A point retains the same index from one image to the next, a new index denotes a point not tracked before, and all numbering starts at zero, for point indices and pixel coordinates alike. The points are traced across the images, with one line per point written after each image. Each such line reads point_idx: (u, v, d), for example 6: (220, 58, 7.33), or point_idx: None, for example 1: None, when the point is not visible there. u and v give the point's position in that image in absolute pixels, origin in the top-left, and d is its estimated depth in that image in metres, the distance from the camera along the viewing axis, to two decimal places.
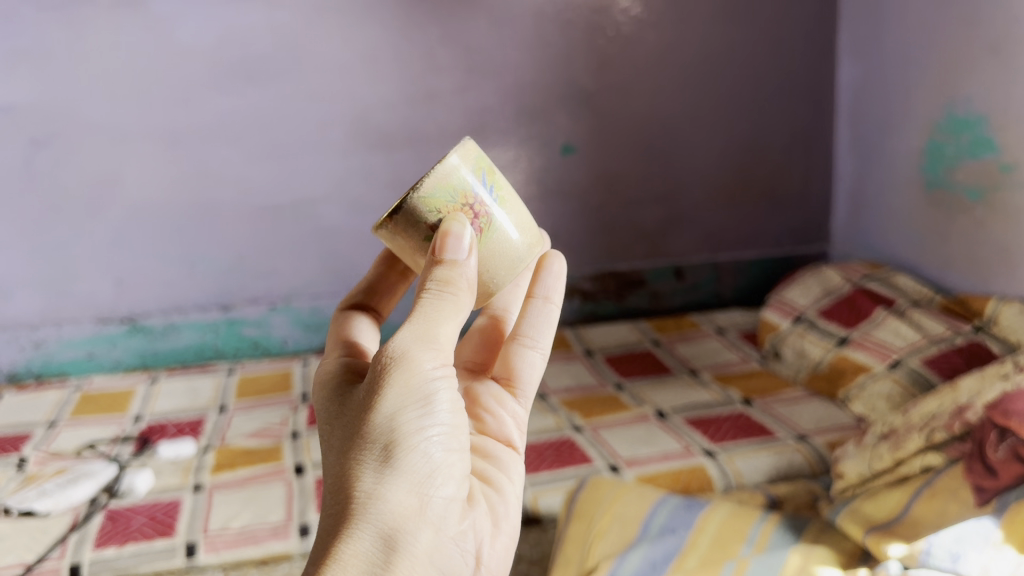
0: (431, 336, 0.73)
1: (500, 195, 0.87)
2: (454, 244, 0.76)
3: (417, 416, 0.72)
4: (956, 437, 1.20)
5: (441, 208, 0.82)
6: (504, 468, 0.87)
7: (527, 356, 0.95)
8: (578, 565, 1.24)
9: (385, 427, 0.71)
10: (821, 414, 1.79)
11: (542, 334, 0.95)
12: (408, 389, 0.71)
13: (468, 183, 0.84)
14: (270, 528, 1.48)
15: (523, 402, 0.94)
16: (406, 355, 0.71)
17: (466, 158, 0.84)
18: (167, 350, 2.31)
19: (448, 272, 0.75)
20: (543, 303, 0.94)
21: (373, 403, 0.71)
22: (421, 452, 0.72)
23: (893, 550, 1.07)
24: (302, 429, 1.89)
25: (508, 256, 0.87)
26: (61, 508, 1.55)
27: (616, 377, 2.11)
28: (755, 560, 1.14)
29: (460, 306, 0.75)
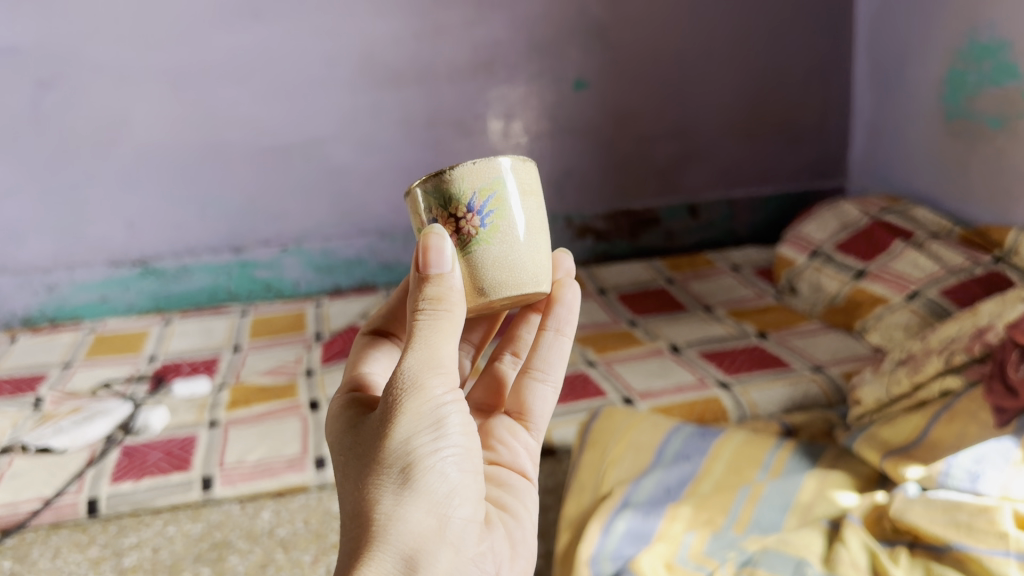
0: (436, 361, 0.63)
1: (493, 224, 0.75)
2: (437, 257, 0.64)
3: (431, 444, 0.62)
4: (975, 359, 1.17)
5: (434, 209, 0.75)
6: (519, 496, 0.77)
7: (539, 391, 0.83)
8: (593, 490, 1.23)
9: (399, 451, 0.62)
10: (837, 346, 1.77)
11: (553, 367, 0.83)
12: (417, 413, 0.62)
13: (468, 197, 0.74)
14: (286, 461, 1.49)
15: (534, 433, 0.83)
16: (418, 385, 0.62)
17: (481, 175, 0.74)
18: (179, 292, 2.31)
19: (440, 289, 0.64)
20: (555, 335, 0.83)
21: (385, 430, 0.63)
22: (438, 475, 0.63)
23: (910, 473, 1.06)
24: (316, 367, 1.89)
25: (473, 281, 0.76)
26: (78, 446, 1.55)
27: (629, 314, 2.10)
28: (771, 484, 1.15)
29: (456, 322, 0.64)
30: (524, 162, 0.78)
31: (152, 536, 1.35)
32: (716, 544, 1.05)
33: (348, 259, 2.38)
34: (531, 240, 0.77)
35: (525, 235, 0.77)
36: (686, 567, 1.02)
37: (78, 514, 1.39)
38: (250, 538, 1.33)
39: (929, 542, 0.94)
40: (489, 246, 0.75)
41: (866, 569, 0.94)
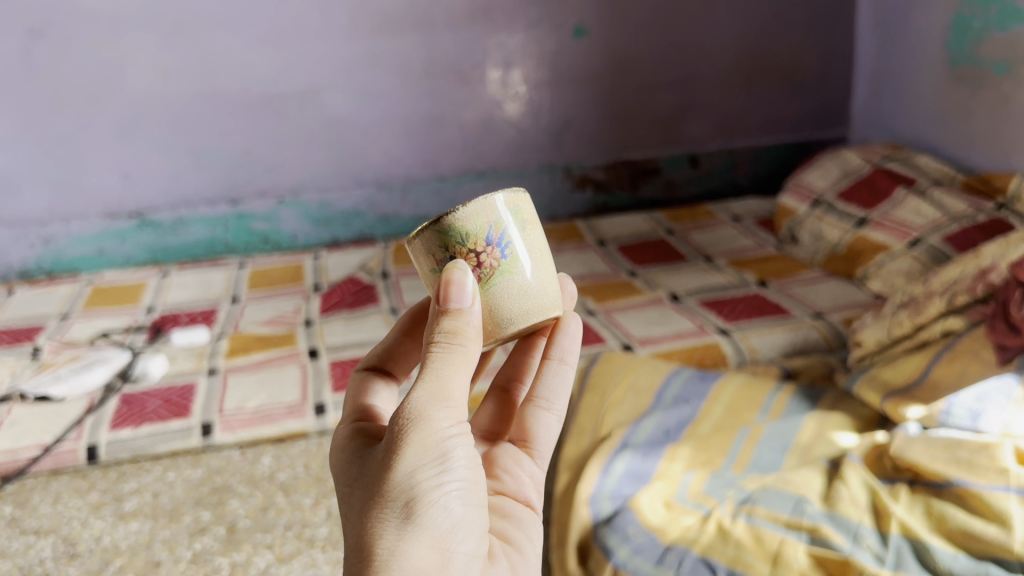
0: (444, 394, 0.61)
1: (513, 256, 0.73)
2: (457, 292, 0.64)
3: (434, 479, 0.60)
4: (978, 300, 1.15)
5: (451, 247, 0.71)
6: (523, 527, 0.74)
7: (543, 418, 0.81)
8: (593, 432, 1.23)
9: (402, 484, 0.60)
10: (838, 293, 1.76)
11: (557, 396, 0.82)
12: (422, 445, 0.60)
13: (486, 230, 0.71)
14: (286, 407, 1.49)
15: (538, 462, 0.81)
16: (425, 417, 0.60)
17: (498, 209, 0.72)
18: (176, 244, 2.31)
19: (455, 322, 0.63)
20: (559, 364, 0.81)
21: (390, 461, 0.60)
22: (441, 510, 0.60)
23: (911, 413, 1.06)
24: (315, 318, 1.88)
25: (501, 312, 0.73)
26: (77, 394, 1.55)
27: (629, 264, 2.09)
28: (770, 425, 1.15)
29: (469, 358, 0.63)
30: (522, 193, 0.76)
31: (152, 481, 1.35)
32: (714, 484, 1.06)
33: (346, 211, 2.37)
34: (545, 264, 0.76)
35: (540, 261, 0.76)
36: (685, 505, 1.04)
37: (78, 461, 1.40)
38: (250, 483, 1.33)
39: (929, 479, 0.94)
40: (512, 277, 0.73)
41: (865, 505, 0.94)
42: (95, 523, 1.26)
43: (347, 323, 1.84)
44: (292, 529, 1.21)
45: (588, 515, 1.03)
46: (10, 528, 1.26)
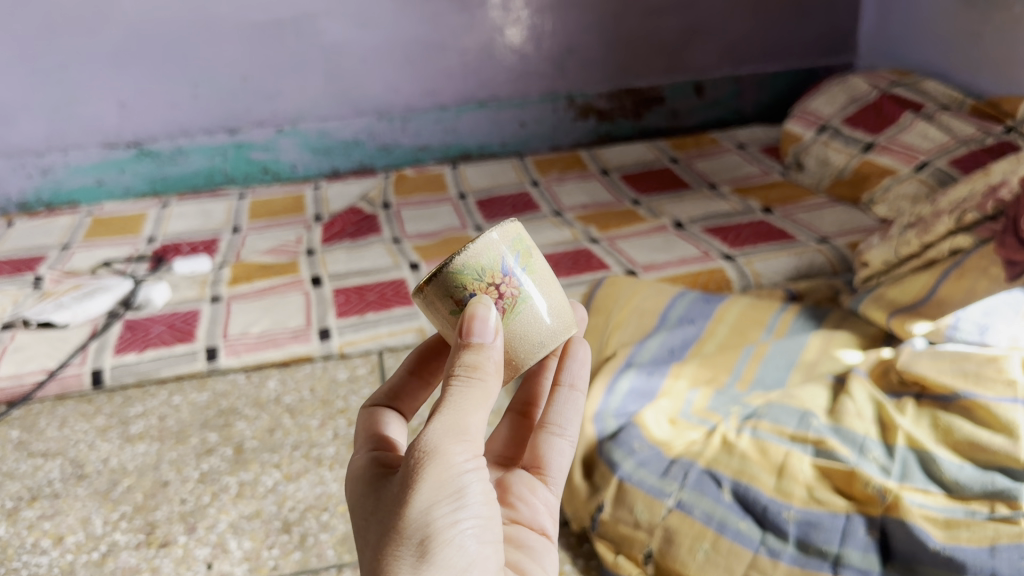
0: (461, 428, 0.56)
1: (530, 280, 0.68)
2: (480, 327, 0.60)
3: (448, 518, 0.54)
4: (988, 217, 1.13)
5: (470, 286, 0.65)
6: (537, 559, 0.66)
7: (556, 444, 0.74)
8: (597, 352, 1.23)
9: (416, 522, 0.54)
10: (844, 218, 1.75)
11: (570, 422, 0.75)
12: (437, 481, 0.54)
13: (501, 261, 0.66)
14: (290, 332, 1.49)
15: (552, 490, 0.72)
16: (441, 452, 0.55)
17: (506, 238, 0.66)
18: (176, 174, 2.29)
19: (475, 356, 0.59)
20: (570, 391, 0.75)
21: (402, 498, 0.54)
22: (456, 550, 0.55)
23: (917, 329, 1.07)
24: (317, 247, 1.87)
25: (531, 337, 0.68)
26: (80, 321, 1.55)
27: (632, 193, 2.07)
28: (775, 344, 1.15)
29: (488, 394, 0.59)
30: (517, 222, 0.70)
31: (158, 405, 1.36)
32: (718, 401, 1.07)
33: (346, 140, 2.35)
34: (555, 282, 0.71)
35: (550, 279, 0.71)
36: (689, 421, 1.04)
37: (84, 386, 1.40)
38: (257, 405, 1.34)
39: (936, 393, 0.94)
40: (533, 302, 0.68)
41: (871, 418, 0.94)
42: (102, 445, 1.27)
43: (350, 252, 1.83)
44: (299, 450, 1.22)
45: (593, 433, 1.04)
46: (18, 451, 1.27)
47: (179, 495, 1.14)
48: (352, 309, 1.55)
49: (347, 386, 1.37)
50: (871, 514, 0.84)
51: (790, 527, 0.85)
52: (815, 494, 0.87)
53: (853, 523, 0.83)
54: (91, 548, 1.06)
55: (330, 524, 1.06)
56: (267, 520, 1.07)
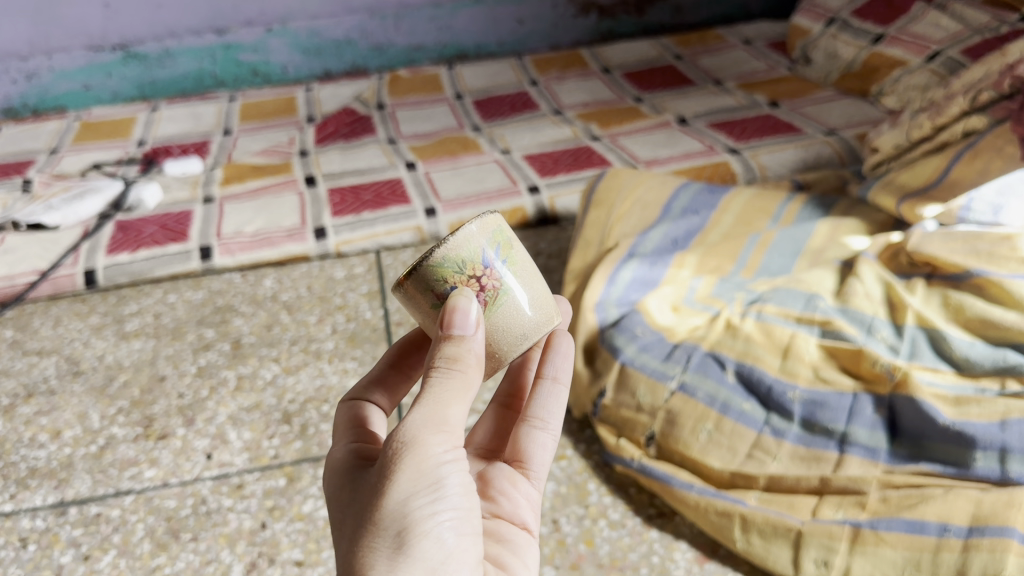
0: (440, 418, 0.54)
1: (511, 271, 0.64)
2: (462, 320, 0.58)
3: (426, 509, 0.53)
4: (1004, 96, 1.08)
5: (450, 278, 0.61)
6: (518, 552, 0.65)
7: (538, 438, 0.73)
8: (598, 246, 1.18)
9: (393, 512, 0.53)
10: (852, 112, 1.70)
11: (553, 415, 0.74)
12: (415, 472, 0.53)
13: (482, 251, 0.61)
14: (285, 231, 1.46)
15: (535, 484, 0.72)
16: (420, 443, 0.53)
17: (486, 228, 0.62)
18: (165, 78, 2.24)
19: (456, 349, 0.57)
20: (552, 384, 0.73)
21: (380, 489, 0.53)
22: (434, 542, 0.53)
23: (928, 212, 1.04)
24: (310, 148, 1.82)
25: (513, 329, 0.65)
26: (71, 222, 1.52)
27: (635, 91, 2.01)
28: (782, 231, 1.12)
29: (470, 383, 0.57)
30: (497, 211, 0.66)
31: (153, 304, 1.34)
32: (723, 288, 1.04)
33: (338, 40, 2.28)
34: (536, 272, 0.68)
35: (531, 269, 0.67)
36: (693, 308, 1.02)
37: (77, 287, 1.38)
38: (254, 303, 1.31)
39: (947, 272, 0.92)
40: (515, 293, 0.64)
41: (879, 300, 0.92)
42: (98, 343, 1.26)
43: (344, 153, 1.78)
44: (298, 344, 1.20)
45: (594, 321, 1.02)
46: (13, 350, 1.25)
47: (177, 389, 1.12)
48: (348, 208, 1.52)
49: (345, 284, 1.34)
50: (880, 393, 0.82)
51: (796, 407, 0.84)
52: (821, 374, 0.86)
53: (861, 402, 0.82)
54: (88, 442, 1.05)
55: (330, 415, 1.05)
56: (267, 412, 1.06)
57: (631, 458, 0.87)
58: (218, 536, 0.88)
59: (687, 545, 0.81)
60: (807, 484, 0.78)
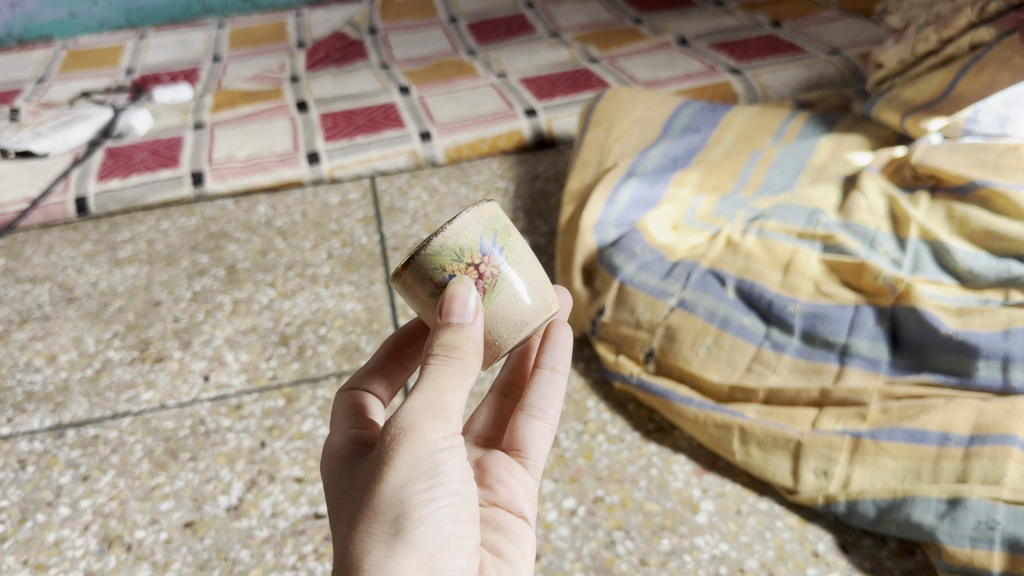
0: (439, 405, 0.51)
1: (510, 258, 0.60)
2: (460, 307, 0.54)
3: (423, 496, 0.50)
4: (1013, 7, 1.04)
5: (447, 267, 0.57)
6: (516, 540, 0.62)
7: (535, 427, 0.69)
8: (597, 165, 1.15)
9: (390, 499, 0.50)
10: (855, 31, 1.67)
11: (551, 405, 0.70)
12: (413, 459, 0.50)
13: (480, 239, 0.58)
14: (278, 156, 1.44)
15: (532, 473, 0.68)
16: (418, 430, 0.50)
17: (484, 217, 0.58)
18: (152, 6, 2.19)
19: (453, 337, 0.54)
20: (550, 374, 0.70)
21: (377, 475, 0.50)
22: (432, 529, 0.51)
23: (933, 126, 1.02)
24: (301, 74, 1.79)
25: (514, 313, 0.60)
26: (60, 150, 1.49)
27: (634, 13, 1.97)
28: (784, 148, 1.11)
29: (468, 373, 0.54)
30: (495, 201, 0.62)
31: (146, 231, 1.32)
32: (724, 206, 1.03)
33: None
34: (535, 260, 0.64)
35: (529, 257, 0.63)
36: (693, 226, 1.01)
37: (68, 215, 1.36)
38: (248, 229, 1.30)
39: (951, 185, 0.90)
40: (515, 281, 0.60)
41: (882, 214, 0.91)
42: (91, 270, 1.24)
43: (336, 78, 1.75)
44: (294, 270, 1.18)
45: (593, 241, 1.00)
46: (5, 278, 1.24)
47: (172, 313, 1.11)
48: (341, 133, 1.49)
49: (340, 209, 1.32)
50: (882, 305, 0.82)
51: (796, 321, 0.83)
52: (823, 288, 0.85)
53: (862, 314, 0.81)
54: (85, 366, 1.04)
55: (327, 337, 1.04)
56: (264, 334, 1.05)
57: (630, 375, 0.87)
58: (218, 455, 0.88)
59: (686, 458, 0.81)
60: (807, 397, 0.78)
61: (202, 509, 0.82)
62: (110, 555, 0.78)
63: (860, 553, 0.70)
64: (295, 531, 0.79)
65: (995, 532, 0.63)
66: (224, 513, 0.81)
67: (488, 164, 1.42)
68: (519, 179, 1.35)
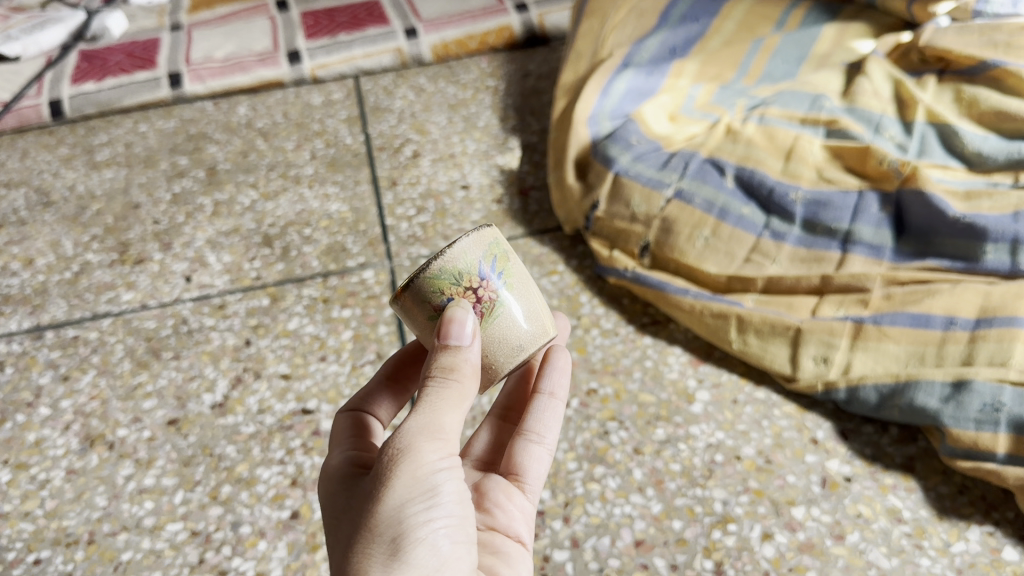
0: (437, 426, 0.45)
1: (513, 281, 0.54)
2: (458, 328, 0.48)
3: (419, 517, 0.43)
4: None
5: (445, 292, 0.51)
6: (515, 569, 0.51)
7: (534, 453, 0.58)
8: (591, 57, 1.09)
9: (386, 520, 0.43)
10: None
11: (552, 430, 0.59)
12: (409, 480, 0.44)
13: (481, 265, 0.52)
14: (257, 56, 1.38)
15: (530, 498, 0.57)
16: (413, 450, 0.44)
17: (487, 244, 0.52)
18: None
19: (450, 360, 0.48)
20: (548, 401, 0.60)
21: (372, 497, 0.44)
22: (429, 553, 0.44)
23: (942, 9, 0.97)
24: None
25: (512, 337, 0.54)
26: (32, 53, 1.43)
27: None
28: (786, 37, 1.06)
29: (467, 396, 0.47)
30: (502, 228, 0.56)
31: (124, 134, 1.28)
32: (723, 96, 0.99)
33: None
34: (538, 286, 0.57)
35: (534, 283, 0.57)
36: (691, 116, 0.97)
37: (43, 118, 1.32)
38: (228, 130, 1.25)
39: (960, 67, 0.86)
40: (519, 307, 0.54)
41: (888, 99, 0.87)
42: (68, 174, 1.20)
43: None
44: (276, 170, 1.14)
45: (587, 135, 0.96)
46: None
47: (152, 215, 1.08)
48: (322, 32, 1.43)
49: (323, 110, 1.28)
50: (886, 191, 0.79)
51: (797, 208, 0.80)
52: (826, 176, 0.82)
53: (866, 200, 0.78)
54: (64, 269, 1.01)
55: (312, 237, 1.01)
56: (246, 236, 1.02)
57: (625, 269, 0.84)
58: (202, 354, 0.86)
59: (681, 350, 0.79)
60: (807, 284, 0.75)
61: (186, 406, 0.80)
62: (92, 454, 0.77)
63: (861, 440, 0.68)
64: (282, 426, 0.77)
65: (1001, 415, 0.61)
66: (208, 411, 0.79)
67: (477, 63, 1.37)
68: (509, 77, 1.31)
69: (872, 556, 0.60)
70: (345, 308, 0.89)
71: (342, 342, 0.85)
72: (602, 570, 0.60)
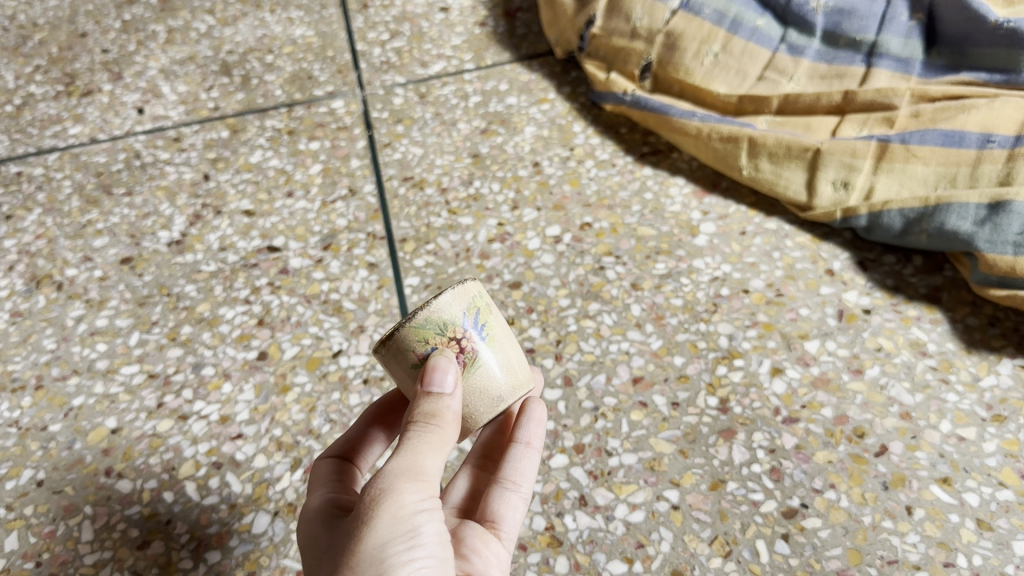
0: (420, 467, 0.37)
1: (496, 335, 0.44)
2: (440, 376, 0.40)
3: (402, 559, 0.35)
4: None
5: (425, 343, 0.42)
6: None
7: (510, 499, 0.46)
8: None
9: (364, 561, 0.35)
10: None
11: (530, 477, 0.47)
12: (390, 520, 0.36)
13: (468, 316, 0.43)
14: None
15: (507, 550, 0.45)
16: (395, 490, 0.36)
17: (474, 296, 0.43)
18: None
19: (433, 410, 0.40)
20: (524, 450, 0.47)
21: (349, 538, 0.36)
22: None
23: None
24: None
25: (494, 389, 0.44)
26: None
27: None
28: None
29: (447, 441, 0.39)
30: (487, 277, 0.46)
31: None
32: None
33: None
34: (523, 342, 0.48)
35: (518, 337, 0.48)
36: None
37: None
38: None
39: None
40: (507, 361, 0.45)
41: None
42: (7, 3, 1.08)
43: None
44: None
45: None
46: None
47: (100, 45, 0.98)
48: None
49: None
50: None
51: (818, 19, 0.72)
52: None
53: (895, 8, 0.70)
54: (4, 102, 0.91)
55: (275, 65, 0.91)
56: (203, 64, 0.93)
57: (624, 93, 0.76)
58: (156, 189, 0.78)
59: (684, 181, 0.72)
60: (828, 102, 0.68)
61: (140, 245, 0.73)
62: (38, 296, 0.70)
63: (881, 270, 0.62)
64: (246, 264, 0.70)
65: None
66: (165, 249, 0.72)
67: None
68: None
69: (894, 392, 0.55)
70: (312, 140, 0.81)
71: (311, 176, 0.78)
72: (597, 409, 0.55)
